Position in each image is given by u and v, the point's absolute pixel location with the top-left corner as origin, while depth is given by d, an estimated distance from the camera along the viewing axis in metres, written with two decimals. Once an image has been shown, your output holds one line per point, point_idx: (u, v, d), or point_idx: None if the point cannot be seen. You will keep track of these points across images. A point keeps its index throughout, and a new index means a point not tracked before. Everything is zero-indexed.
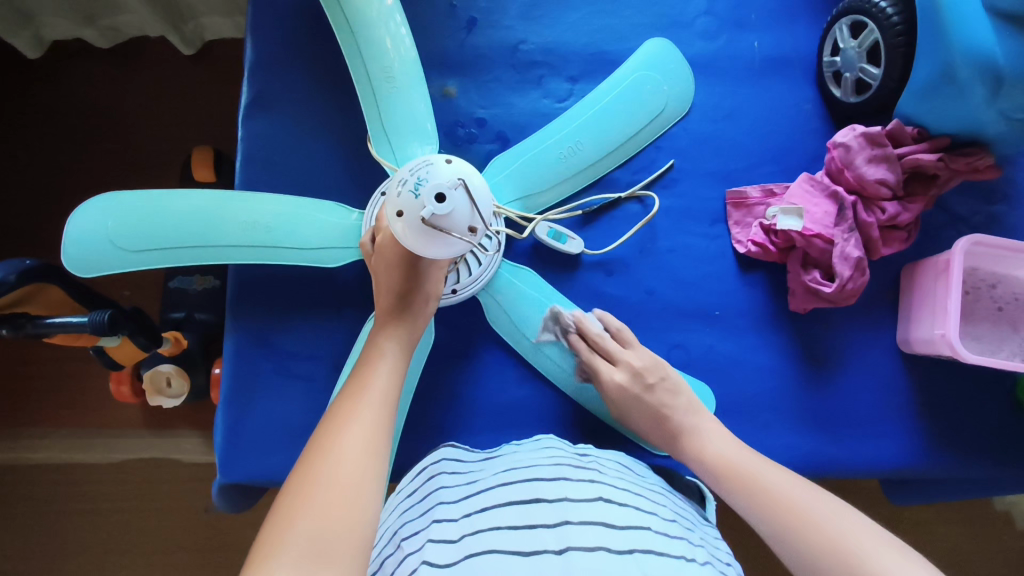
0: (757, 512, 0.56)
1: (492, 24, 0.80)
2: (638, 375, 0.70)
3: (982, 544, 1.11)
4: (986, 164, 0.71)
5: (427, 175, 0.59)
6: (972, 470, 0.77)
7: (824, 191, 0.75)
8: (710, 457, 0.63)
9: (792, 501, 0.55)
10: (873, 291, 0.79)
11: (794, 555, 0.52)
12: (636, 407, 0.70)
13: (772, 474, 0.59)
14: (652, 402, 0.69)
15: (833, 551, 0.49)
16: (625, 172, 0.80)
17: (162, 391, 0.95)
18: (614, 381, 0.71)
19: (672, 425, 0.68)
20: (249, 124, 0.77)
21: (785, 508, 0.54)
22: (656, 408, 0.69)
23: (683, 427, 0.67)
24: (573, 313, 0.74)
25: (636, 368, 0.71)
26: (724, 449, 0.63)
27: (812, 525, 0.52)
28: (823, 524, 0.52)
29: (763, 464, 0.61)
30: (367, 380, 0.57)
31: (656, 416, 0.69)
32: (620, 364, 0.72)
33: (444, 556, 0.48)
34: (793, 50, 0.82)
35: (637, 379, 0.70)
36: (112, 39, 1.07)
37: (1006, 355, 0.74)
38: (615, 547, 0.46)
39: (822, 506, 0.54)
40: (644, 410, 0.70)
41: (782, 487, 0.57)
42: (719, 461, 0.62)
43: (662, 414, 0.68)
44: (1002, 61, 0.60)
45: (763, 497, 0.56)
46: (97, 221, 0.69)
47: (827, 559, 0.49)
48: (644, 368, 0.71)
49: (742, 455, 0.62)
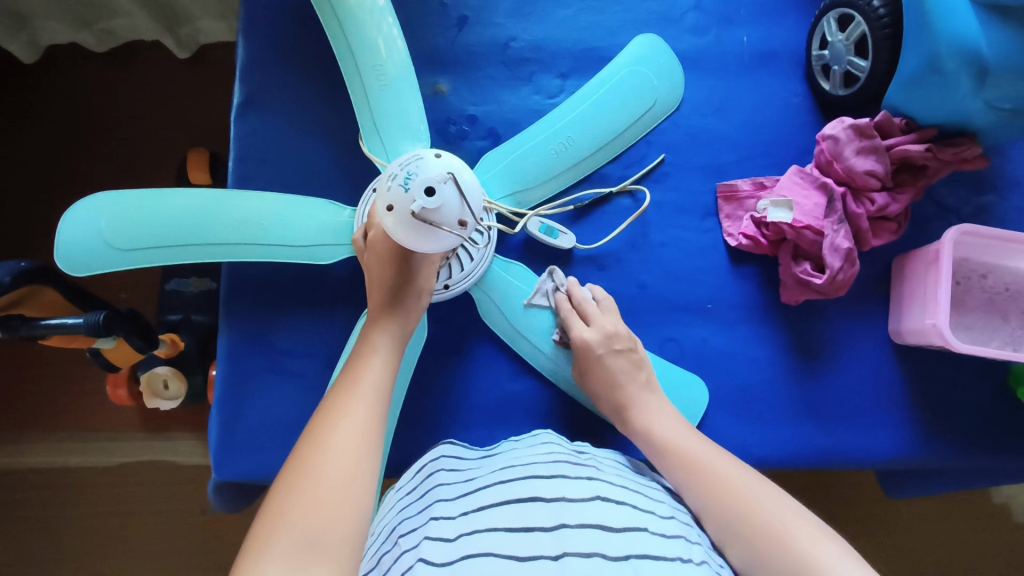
0: (697, 493, 0.57)
1: (483, 21, 0.81)
2: (607, 338, 0.71)
3: (980, 537, 1.11)
4: (974, 155, 0.72)
5: (417, 169, 0.59)
6: (966, 460, 0.77)
7: (813, 183, 0.76)
8: (656, 437, 0.63)
9: (733, 487, 0.55)
10: (864, 283, 0.79)
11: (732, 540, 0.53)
12: (596, 366, 0.70)
13: (715, 458, 0.59)
14: (613, 366, 0.69)
15: (767, 538, 0.50)
16: (616, 167, 0.80)
17: (159, 393, 0.96)
18: (583, 337, 0.71)
19: (621, 394, 0.68)
20: (241, 123, 0.77)
21: (732, 496, 0.54)
22: (612, 370, 0.69)
23: (632, 399, 0.68)
24: (568, 279, 0.76)
25: (608, 332, 0.71)
26: (669, 430, 0.64)
27: (754, 516, 0.52)
28: (760, 511, 0.52)
29: (705, 448, 0.61)
30: (361, 376, 0.57)
31: (611, 379, 0.69)
32: (592, 326, 0.72)
33: (440, 555, 0.48)
34: (782, 45, 0.83)
35: (606, 341, 0.70)
36: (109, 43, 1.07)
37: (998, 345, 0.74)
38: (611, 553, 0.46)
39: (757, 493, 0.54)
40: (601, 371, 0.70)
41: (728, 473, 0.57)
42: (662, 443, 0.63)
43: (616, 381, 0.69)
44: (986, 52, 0.61)
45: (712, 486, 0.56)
46: (90, 219, 0.69)
47: (763, 548, 0.50)
48: (617, 335, 0.71)
49: (687, 439, 0.62)
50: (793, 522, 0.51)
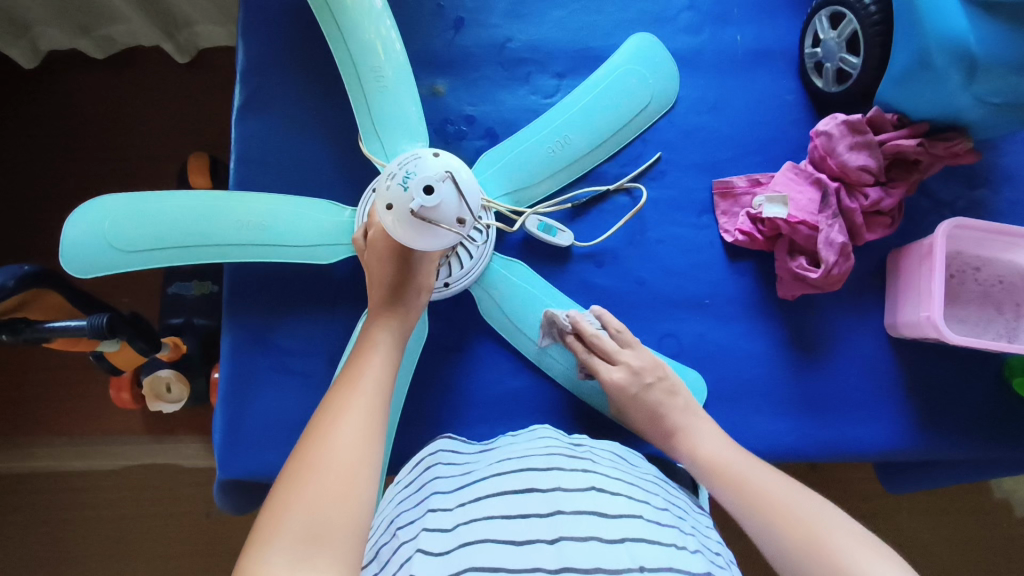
0: (743, 506, 0.57)
1: (479, 23, 0.82)
2: (636, 374, 0.70)
3: (983, 531, 1.11)
4: (966, 149, 0.72)
5: (416, 168, 0.61)
6: (963, 451, 0.78)
7: (807, 178, 0.76)
8: (702, 456, 0.64)
9: (783, 501, 0.56)
10: (859, 277, 0.80)
11: (779, 552, 0.53)
12: (637, 404, 0.70)
13: (761, 475, 0.59)
14: (650, 402, 0.69)
15: (813, 550, 0.51)
16: (613, 165, 0.81)
17: (162, 397, 0.96)
18: (615, 381, 0.70)
19: (669, 423, 0.68)
20: (242, 126, 0.78)
21: (783, 513, 0.54)
22: (655, 407, 0.69)
23: (679, 426, 0.68)
24: (570, 312, 0.74)
25: (635, 368, 0.70)
26: (716, 448, 0.64)
27: (803, 527, 0.53)
28: (807, 524, 0.53)
29: (754, 465, 0.61)
30: (361, 370, 0.58)
31: (653, 413, 0.69)
32: (619, 363, 0.71)
33: (438, 545, 0.49)
34: (775, 43, 0.84)
35: (635, 378, 0.70)
36: (107, 49, 1.08)
37: (992, 337, 0.75)
38: (607, 537, 0.47)
39: (806, 507, 0.55)
40: (641, 409, 0.70)
41: (776, 489, 0.57)
42: (709, 459, 0.63)
43: (659, 413, 0.69)
44: (976, 46, 0.62)
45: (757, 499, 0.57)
46: (94, 220, 0.70)
47: (813, 564, 0.50)
48: (644, 368, 0.71)
49: (733, 454, 0.63)
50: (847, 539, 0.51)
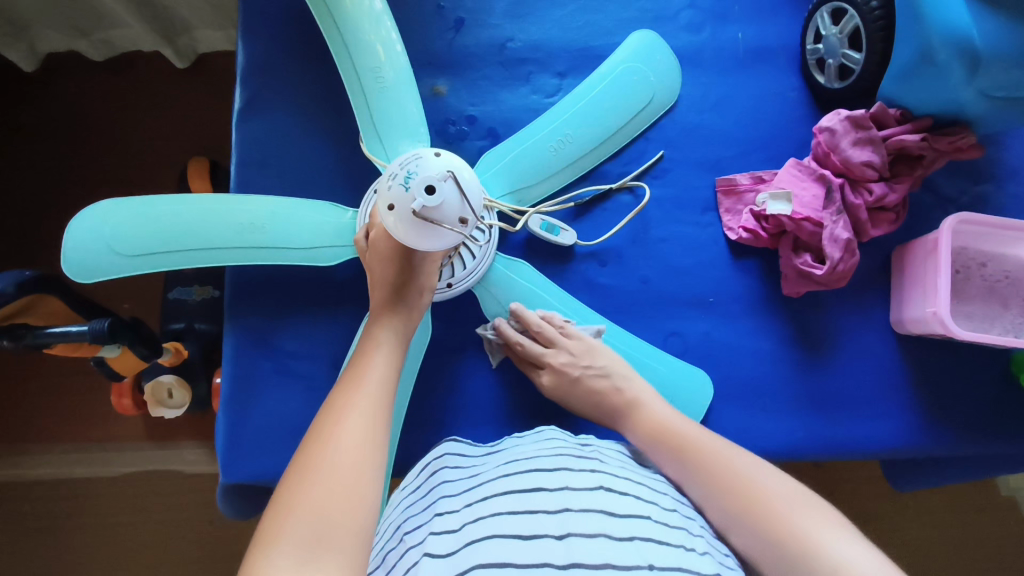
0: (689, 471, 0.57)
1: (480, 23, 0.82)
2: (562, 372, 0.71)
3: (990, 530, 1.11)
4: (969, 143, 0.73)
5: (417, 168, 0.60)
6: (971, 448, 0.77)
7: (812, 175, 0.76)
8: (648, 418, 0.64)
9: (728, 462, 0.56)
10: (864, 273, 0.80)
11: (723, 511, 0.54)
12: (575, 392, 0.71)
13: (705, 435, 0.60)
14: (588, 391, 0.70)
15: (757, 510, 0.52)
16: (615, 164, 0.81)
17: (164, 402, 0.95)
18: (547, 383, 0.72)
19: (608, 406, 0.68)
20: (242, 128, 0.78)
21: (726, 473, 0.55)
22: (590, 394, 0.70)
23: (617, 407, 0.67)
24: (494, 320, 0.74)
25: (562, 365, 0.71)
26: (662, 411, 0.65)
27: (746, 488, 0.53)
28: (750, 486, 0.54)
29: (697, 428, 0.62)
30: (364, 371, 0.57)
31: (592, 399, 0.69)
32: (545, 366, 0.72)
33: (445, 547, 0.48)
34: (776, 40, 0.84)
35: (563, 376, 0.71)
36: (105, 52, 1.09)
37: (999, 332, 0.74)
38: (616, 534, 0.47)
39: (745, 466, 0.56)
40: (580, 400, 0.70)
41: (716, 448, 0.58)
42: (652, 423, 0.63)
43: (598, 400, 0.69)
44: (978, 41, 0.61)
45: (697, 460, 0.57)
46: (95, 224, 0.69)
47: (759, 524, 0.51)
48: (571, 361, 0.71)
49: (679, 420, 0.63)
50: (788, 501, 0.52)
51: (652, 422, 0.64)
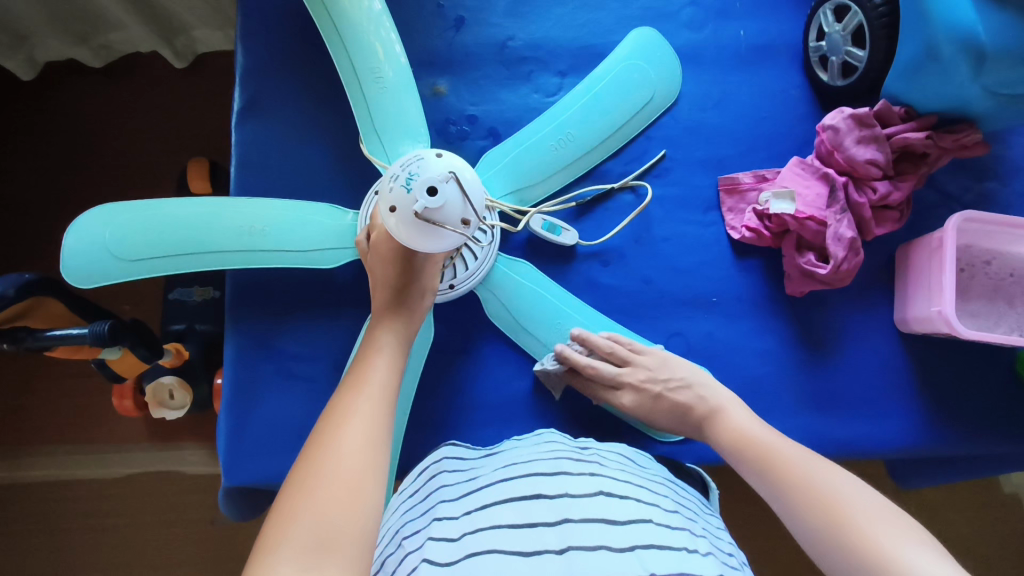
0: (770, 482, 0.55)
1: (480, 22, 0.81)
2: (643, 389, 0.70)
3: (992, 526, 1.10)
4: (975, 141, 0.72)
5: (418, 169, 0.60)
6: (975, 446, 0.77)
7: (815, 173, 0.76)
8: (733, 426, 0.63)
9: (807, 474, 0.53)
10: (868, 272, 0.79)
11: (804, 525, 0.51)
12: (657, 408, 0.70)
13: (792, 447, 0.57)
14: (670, 405, 0.69)
15: (835, 522, 0.48)
16: (617, 163, 0.80)
17: (165, 403, 0.94)
18: (628, 404, 0.71)
19: (695, 417, 0.67)
20: (241, 130, 0.77)
21: (803, 481, 0.53)
22: (675, 407, 0.69)
23: (704, 416, 0.66)
24: (555, 349, 0.73)
25: (641, 382, 0.70)
26: (746, 422, 0.63)
27: (828, 500, 0.50)
28: (831, 498, 0.50)
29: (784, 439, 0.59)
30: (364, 375, 0.57)
31: (679, 412, 0.69)
32: (624, 388, 0.71)
33: (444, 555, 0.48)
34: (778, 38, 0.83)
35: (645, 394, 0.70)
36: (105, 58, 1.08)
37: (1004, 331, 0.74)
38: (616, 545, 0.46)
39: (837, 479, 0.52)
40: (668, 416, 0.70)
41: (800, 462, 0.55)
42: (737, 431, 0.62)
43: (683, 412, 0.68)
44: (983, 37, 0.60)
45: (776, 466, 0.55)
46: (93, 229, 0.69)
47: (828, 528, 0.48)
48: (648, 377, 0.70)
49: (761, 429, 0.61)
50: (874, 514, 0.48)
51: (733, 430, 0.62)
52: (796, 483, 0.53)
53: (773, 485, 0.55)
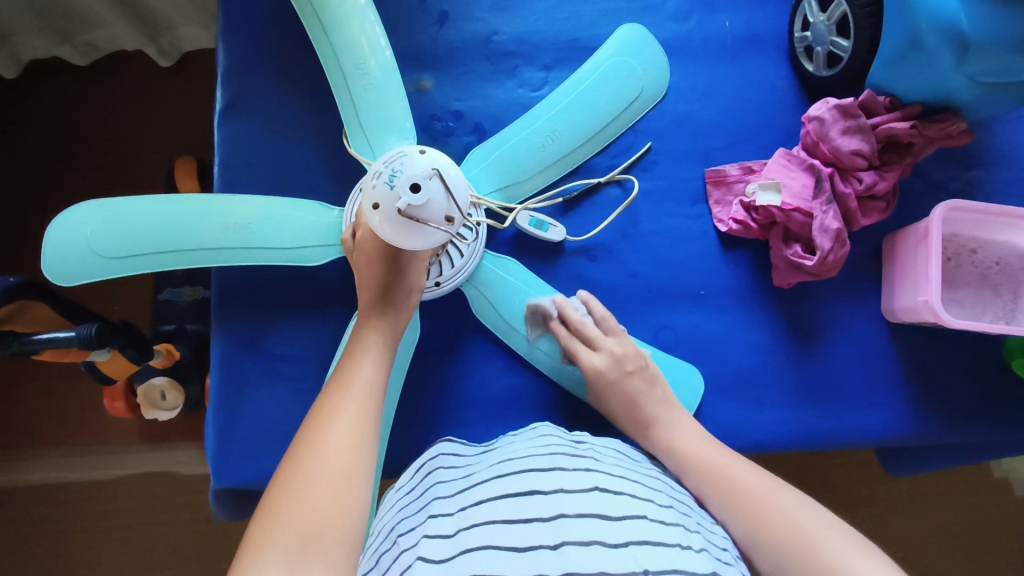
0: (720, 501, 0.57)
1: (464, 16, 0.80)
2: (617, 361, 0.71)
3: (983, 512, 1.11)
4: (959, 130, 0.72)
5: (402, 166, 0.59)
6: (962, 434, 0.77)
7: (801, 164, 0.76)
8: (678, 447, 0.64)
9: (754, 493, 0.56)
10: (855, 263, 0.79)
11: (753, 541, 0.53)
12: (612, 391, 0.70)
13: (736, 466, 0.60)
14: (628, 390, 0.69)
15: (788, 536, 0.52)
16: (603, 158, 0.80)
17: (156, 404, 0.94)
18: (595, 367, 0.71)
19: (643, 413, 0.69)
20: (224, 129, 0.77)
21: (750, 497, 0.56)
22: (632, 393, 0.69)
23: (653, 416, 0.68)
24: (556, 296, 0.75)
25: (617, 356, 0.71)
26: (693, 442, 0.64)
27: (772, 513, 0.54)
28: (784, 514, 0.54)
29: (727, 459, 0.62)
30: (353, 374, 0.57)
31: (629, 401, 0.69)
32: (600, 350, 0.72)
33: (439, 552, 0.48)
34: (764, 29, 0.83)
35: (616, 365, 0.70)
36: (89, 55, 1.07)
37: (990, 319, 0.74)
38: (610, 540, 0.46)
39: (787, 500, 0.55)
40: (617, 396, 0.70)
41: (739, 474, 0.59)
42: (683, 453, 0.64)
43: (635, 402, 0.69)
44: (967, 28, 0.60)
45: (725, 484, 0.58)
46: (75, 230, 0.69)
47: (778, 540, 0.52)
48: (626, 356, 0.71)
49: (705, 447, 0.64)
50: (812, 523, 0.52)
51: (685, 449, 0.64)
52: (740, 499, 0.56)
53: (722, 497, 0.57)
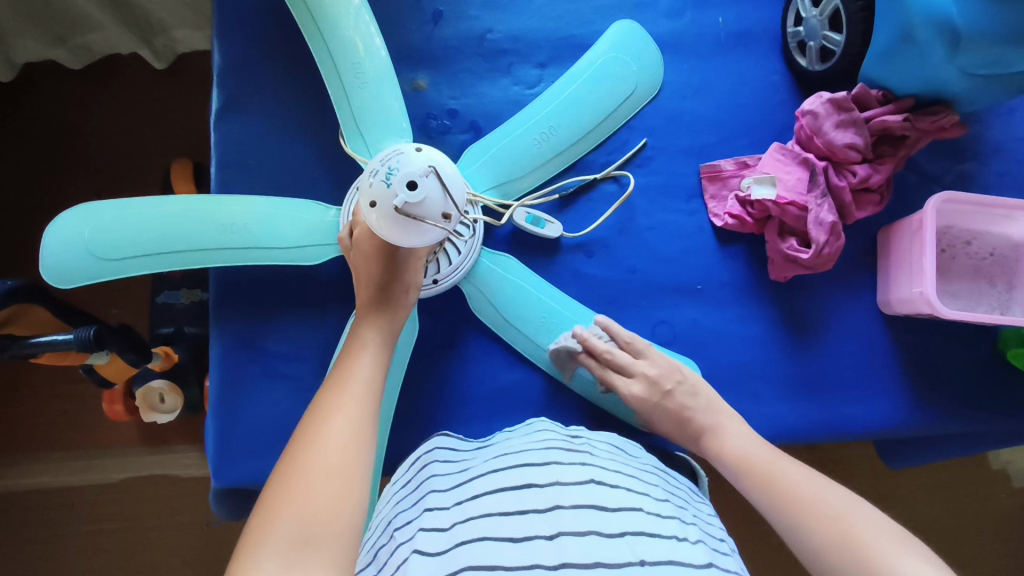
0: (777, 508, 0.56)
1: (458, 15, 0.81)
2: (654, 383, 0.70)
3: (982, 504, 1.12)
4: (952, 122, 0.72)
5: (398, 164, 0.59)
6: (959, 425, 0.78)
7: (795, 158, 0.76)
8: (731, 452, 0.63)
9: (814, 499, 0.55)
10: (850, 256, 0.80)
11: (815, 553, 0.52)
12: (657, 410, 0.70)
13: (790, 469, 0.59)
14: (673, 408, 0.69)
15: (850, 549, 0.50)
16: (599, 154, 0.80)
17: (156, 407, 0.94)
18: (634, 394, 0.70)
19: (695, 425, 0.68)
20: (221, 130, 0.77)
21: (807, 506, 0.54)
22: (681, 409, 0.69)
23: (706, 425, 0.67)
24: (575, 330, 0.73)
25: (652, 377, 0.70)
26: (745, 446, 0.63)
27: (829, 524, 0.52)
28: (840, 523, 0.52)
29: (780, 461, 0.60)
30: (350, 370, 0.57)
31: (678, 417, 0.69)
32: (635, 375, 0.71)
33: (435, 545, 0.48)
34: (757, 24, 0.83)
35: (654, 387, 0.70)
36: (84, 59, 1.06)
37: (985, 310, 0.75)
38: (607, 531, 0.46)
39: (840, 505, 0.54)
40: (664, 415, 0.69)
41: (796, 480, 0.57)
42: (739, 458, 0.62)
43: (685, 416, 0.68)
44: (958, 20, 0.60)
45: (780, 491, 0.57)
46: (71, 234, 0.69)
47: (837, 551, 0.50)
48: (662, 374, 0.70)
49: (759, 451, 0.62)
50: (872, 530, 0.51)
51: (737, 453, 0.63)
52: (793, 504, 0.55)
53: (776, 507, 0.56)
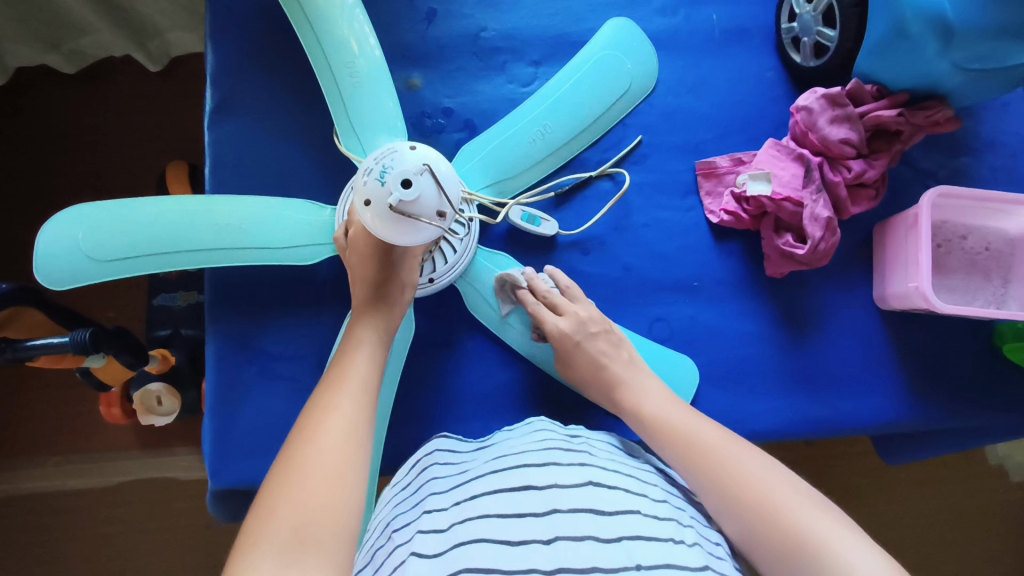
0: (698, 476, 0.55)
1: (452, 13, 0.81)
2: (582, 325, 0.71)
3: (981, 499, 1.12)
4: (946, 117, 0.73)
5: (393, 162, 0.59)
6: (957, 419, 0.78)
7: (790, 154, 0.76)
8: (648, 415, 0.62)
9: (730, 462, 0.54)
10: (846, 251, 0.80)
11: (738, 524, 0.52)
12: (579, 354, 0.70)
13: (706, 431, 0.58)
14: (593, 351, 0.69)
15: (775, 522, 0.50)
16: (594, 152, 0.80)
17: (153, 410, 0.93)
18: (558, 330, 0.70)
19: (608, 374, 0.68)
20: (215, 130, 0.77)
21: (724, 472, 0.54)
22: (597, 356, 0.69)
23: (619, 377, 0.68)
24: (528, 269, 0.74)
25: (581, 319, 0.71)
26: (659, 406, 0.63)
27: (751, 493, 0.52)
28: (762, 489, 0.52)
29: (695, 420, 0.60)
30: (346, 370, 0.57)
31: (594, 363, 0.69)
32: (566, 315, 0.71)
33: (432, 547, 0.48)
34: (751, 21, 0.83)
35: (581, 328, 0.70)
36: (78, 64, 1.06)
37: (981, 304, 0.75)
38: (604, 536, 0.46)
39: (756, 467, 0.54)
40: (580, 357, 0.70)
41: (714, 442, 0.57)
42: (654, 419, 0.61)
43: (599, 363, 0.69)
44: (951, 15, 0.61)
45: (695, 454, 0.56)
46: (67, 235, 0.68)
47: (761, 526, 0.50)
48: (589, 319, 0.71)
49: (675, 410, 0.62)
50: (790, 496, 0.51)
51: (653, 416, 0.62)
52: (711, 467, 0.55)
53: (693, 471, 0.56)
